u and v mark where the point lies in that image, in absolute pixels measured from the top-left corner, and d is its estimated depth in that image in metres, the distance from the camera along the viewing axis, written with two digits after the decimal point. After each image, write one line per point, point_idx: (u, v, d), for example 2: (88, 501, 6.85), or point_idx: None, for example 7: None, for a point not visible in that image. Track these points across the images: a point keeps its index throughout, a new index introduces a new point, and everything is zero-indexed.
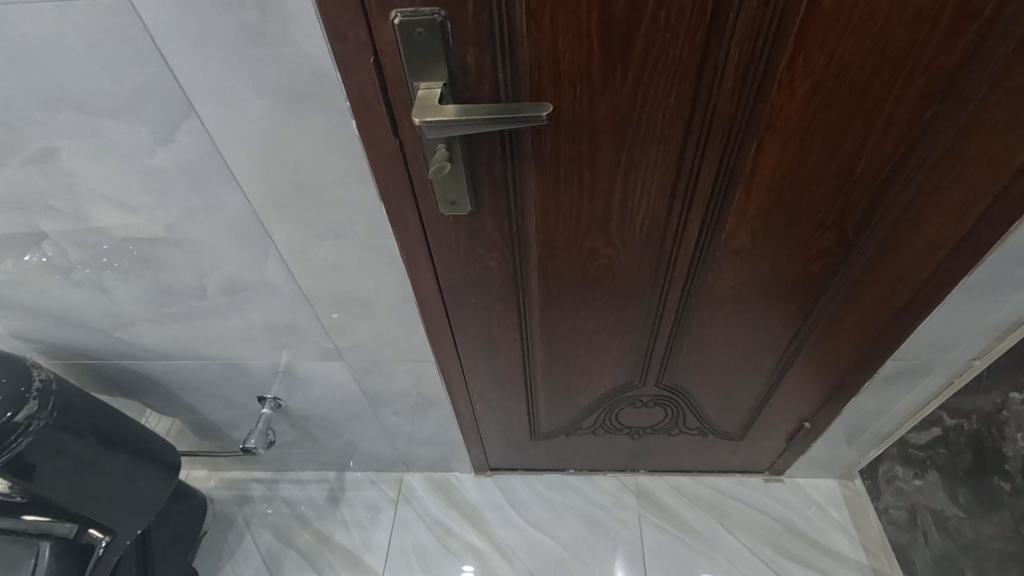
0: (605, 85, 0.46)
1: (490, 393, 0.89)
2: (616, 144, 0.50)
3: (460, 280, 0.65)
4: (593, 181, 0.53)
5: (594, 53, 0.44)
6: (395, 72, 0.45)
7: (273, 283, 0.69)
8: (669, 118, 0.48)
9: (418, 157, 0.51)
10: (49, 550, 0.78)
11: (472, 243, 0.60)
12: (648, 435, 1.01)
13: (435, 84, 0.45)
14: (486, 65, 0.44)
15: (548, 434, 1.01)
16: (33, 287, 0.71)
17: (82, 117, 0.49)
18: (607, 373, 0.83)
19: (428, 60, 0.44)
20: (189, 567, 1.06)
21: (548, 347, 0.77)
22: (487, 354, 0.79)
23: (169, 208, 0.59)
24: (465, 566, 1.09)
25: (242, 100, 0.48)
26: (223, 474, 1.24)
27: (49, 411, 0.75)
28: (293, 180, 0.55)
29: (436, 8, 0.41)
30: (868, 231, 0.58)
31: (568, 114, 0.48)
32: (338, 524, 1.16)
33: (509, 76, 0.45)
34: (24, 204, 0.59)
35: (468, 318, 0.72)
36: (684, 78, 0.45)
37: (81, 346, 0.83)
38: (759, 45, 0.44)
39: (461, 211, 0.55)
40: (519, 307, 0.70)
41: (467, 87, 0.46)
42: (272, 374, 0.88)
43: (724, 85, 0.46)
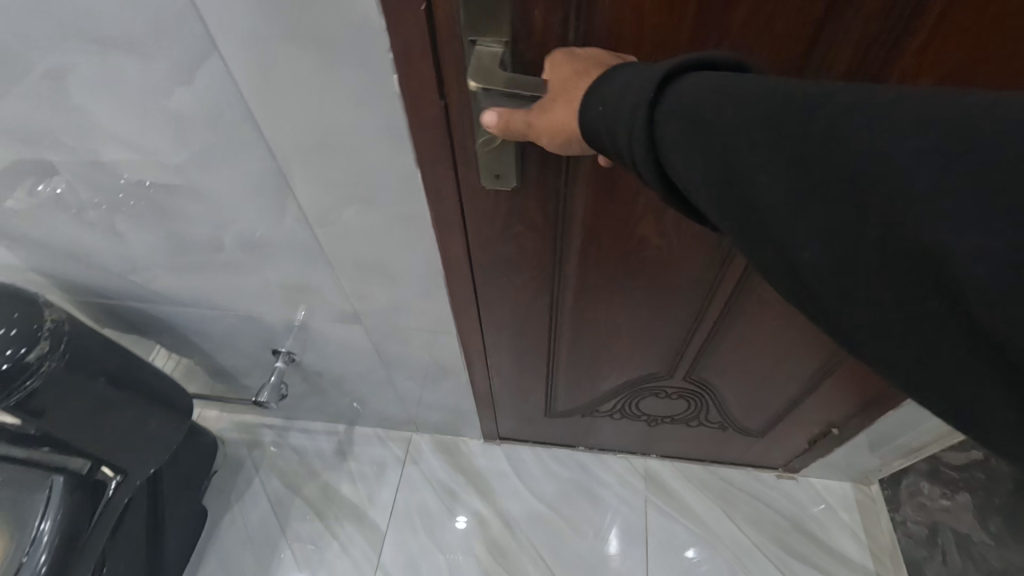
0: (692, 59, 0.40)
1: (508, 368, 0.86)
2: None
3: (493, 257, 0.61)
4: None
5: (687, 16, 0.38)
6: (449, 26, 0.39)
7: (293, 241, 0.65)
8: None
9: (463, 122, 0.46)
10: (61, 484, 0.79)
11: (511, 219, 0.55)
12: (666, 424, 0.98)
13: (494, 43, 0.40)
14: (554, 26, 0.39)
15: (564, 413, 0.99)
16: (44, 222, 0.68)
17: (94, 47, 0.44)
18: (633, 362, 0.79)
19: (488, 13, 0.38)
20: (199, 506, 1.08)
21: (577, 332, 0.74)
22: (511, 332, 0.75)
23: (187, 153, 0.54)
24: (460, 518, 1.12)
25: (271, 44, 0.42)
26: (234, 416, 1.24)
27: (61, 352, 0.73)
28: (321, 137, 0.50)
29: None
30: None
31: None
32: (344, 477, 1.17)
33: (580, 37, 0.40)
34: (30, 137, 0.54)
35: (495, 295, 0.68)
36: (788, 59, 0.40)
37: (93, 285, 0.81)
38: (887, 26, 0.37)
39: (504, 185, 0.50)
40: (551, 290, 0.66)
41: (530, 47, 0.41)
42: (288, 330, 0.86)
43: (832, 71, 0.40)
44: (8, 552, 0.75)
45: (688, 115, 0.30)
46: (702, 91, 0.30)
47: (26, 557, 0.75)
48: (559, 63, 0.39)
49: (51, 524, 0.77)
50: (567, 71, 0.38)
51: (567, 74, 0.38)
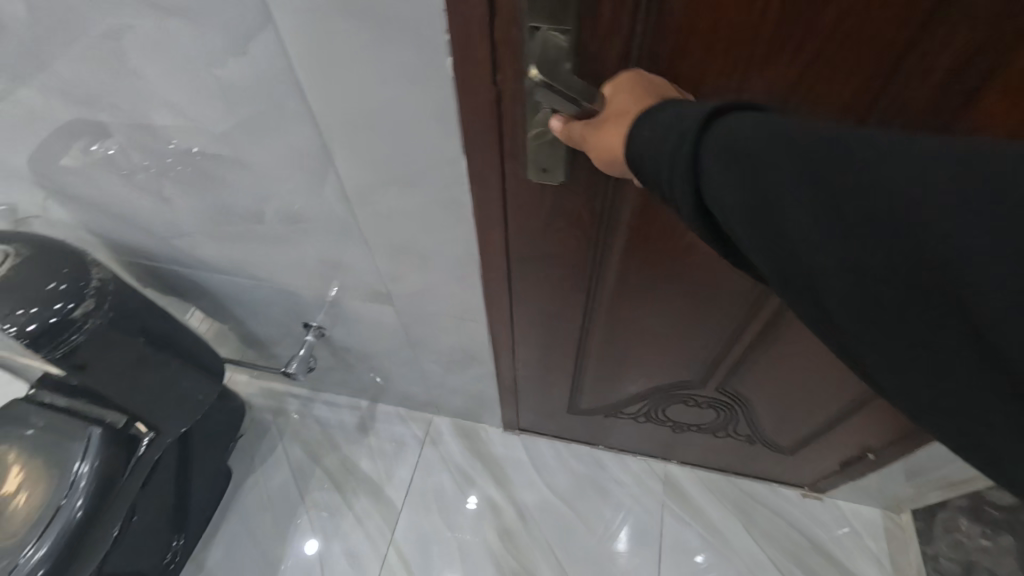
0: (766, 61, 0.37)
1: (535, 362, 0.85)
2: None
3: (532, 250, 0.60)
4: None
5: (768, 15, 0.35)
6: (511, 9, 0.37)
7: (332, 218, 0.64)
8: (833, 112, 0.40)
9: (516, 110, 0.44)
10: (98, 437, 0.82)
11: (554, 215, 0.54)
12: (690, 432, 0.96)
13: (556, 32, 0.38)
14: (621, 16, 0.37)
15: (588, 411, 0.98)
16: (96, 182, 0.70)
17: (153, 12, 0.44)
18: (664, 368, 0.77)
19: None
20: (224, 466, 1.12)
21: (609, 332, 0.72)
22: (542, 327, 0.74)
23: (236, 124, 0.54)
24: (472, 499, 1.13)
25: (327, 20, 0.41)
26: (262, 383, 1.28)
27: (105, 311, 0.75)
28: (368, 117, 0.49)
29: None
30: None
31: (711, 86, 0.40)
32: (364, 452, 1.19)
33: (650, 29, 0.37)
34: (87, 98, 0.55)
35: (529, 289, 0.67)
36: (874, 70, 0.36)
37: (138, 246, 0.83)
38: (999, 40, 0.33)
39: (551, 180, 0.49)
40: (589, 289, 0.64)
41: (593, 36, 0.38)
42: (320, 305, 0.87)
43: (924, 83, 0.36)
44: (50, 490, 0.79)
45: (732, 157, 0.29)
46: (745, 129, 0.29)
47: (65, 498, 0.78)
48: (618, 88, 0.38)
49: (89, 468, 0.80)
50: (626, 98, 0.37)
51: (622, 98, 0.37)
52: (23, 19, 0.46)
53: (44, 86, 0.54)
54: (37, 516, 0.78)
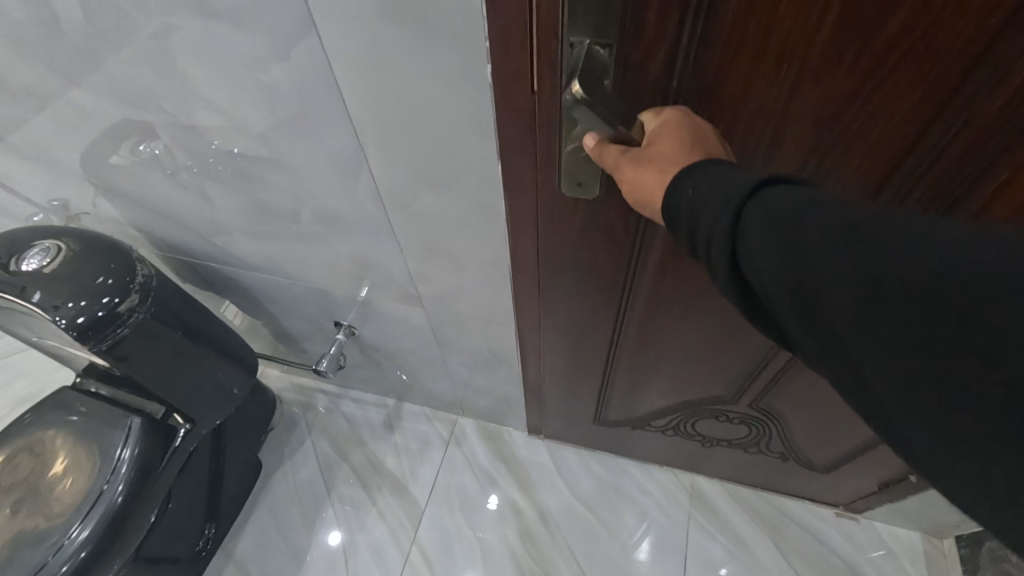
0: (822, 71, 0.35)
1: (561, 370, 0.84)
2: (802, 150, 0.41)
3: (566, 263, 0.59)
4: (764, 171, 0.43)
5: (823, 26, 0.33)
6: (551, 20, 0.37)
7: (366, 219, 0.65)
8: (890, 126, 0.38)
9: (553, 122, 0.44)
10: (138, 425, 0.86)
11: (588, 228, 0.53)
12: (720, 447, 0.96)
13: (598, 45, 0.37)
14: (667, 26, 0.35)
15: (614, 422, 0.98)
16: (142, 180, 0.72)
17: (201, 17, 0.45)
18: (696, 385, 0.77)
19: (600, 11, 0.35)
20: (255, 458, 1.15)
21: (639, 345, 0.71)
22: (571, 336, 0.74)
23: (276, 126, 0.55)
24: (494, 500, 1.13)
25: (369, 23, 0.41)
26: (293, 377, 1.30)
27: (148, 305, 0.77)
28: (405, 119, 0.49)
29: None
30: None
31: (758, 98, 0.38)
32: (389, 449, 1.21)
33: (695, 42, 0.36)
34: (137, 100, 0.57)
35: (560, 302, 0.67)
36: (938, 83, 0.34)
37: (179, 242, 0.86)
38: None
39: (585, 194, 0.48)
40: (620, 304, 0.64)
41: (636, 51, 0.37)
42: (351, 304, 0.88)
43: (995, 95, 0.34)
44: (93, 475, 0.82)
45: (772, 225, 0.28)
46: (790, 200, 0.28)
47: (107, 484, 0.81)
48: (669, 128, 0.37)
49: (131, 452, 0.84)
50: (676, 143, 0.36)
51: (671, 142, 0.36)
52: (80, 23, 0.48)
53: (97, 87, 0.56)
54: (79, 504, 0.80)
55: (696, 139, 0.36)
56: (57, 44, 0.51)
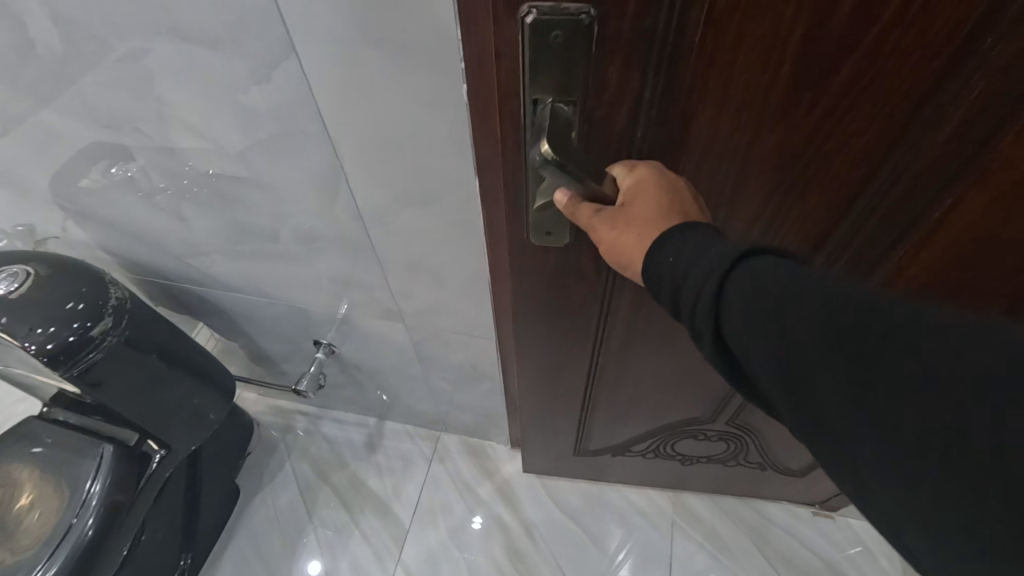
0: (780, 119, 0.37)
1: (536, 407, 0.84)
2: (765, 191, 0.42)
3: (535, 307, 0.59)
4: (733, 211, 0.44)
5: (780, 79, 0.34)
6: (511, 80, 0.36)
7: (345, 238, 0.66)
8: (845, 164, 0.40)
9: (518, 178, 0.43)
10: (110, 454, 0.83)
11: (560, 275, 0.53)
12: (700, 464, 0.98)
13: (562, 103, 0.37)
14: (630, 80, 0.35)
15: (596, 450, 0.99)
16: (115, 202, 0.71)
17: (182, 41, 0.46)
18: (675, 408, 0.79)
19: (561, 72, 0.35)
20: (233, 484, 1.12)
21: (617, 374, 0.72)
22: (549, 378, 0.75)
23: (255, 146, 0.56)
24: (477, 519, 1.12)
25: (350, 48, 0.43)
26: (270, 400, 1.28)
27: (122, 329, 0.76)
28: (386, 139, 0.50)
29: (584, 5, 0.32)
30: None
31: (722, 144, 0.39)
32: (372, 469, 1.19)
33: (658, 96, 0.36)
34: (113, 123, 0.57)
35: (531, 345, 0.66)
36: (888, 123, 0.37)
37: (153, 265, 0.84)
38: (1008, 85, 0.34)
39: (555, 241, 0.48)
40: (599, 338, 0.64)
41: (599, 105, 0.37)
42: (331, 322, 0.88)
43: (940, 128, 0.37)
44: (62, 509, 0.80)
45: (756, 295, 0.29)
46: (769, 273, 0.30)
47: (76, 518, 0.79)
48: (646, 187, 0.37)
49: (101, 486, 0.81)
50: (653, 204, 0.36)
51: (648, 203, 0.36)
52: (56, 48, 0.49)
53: (72, 110, 0.56)
54: (47, 538, 0.78)
55: (674, 200, 0.36)
56: (31, 68, 0.51)
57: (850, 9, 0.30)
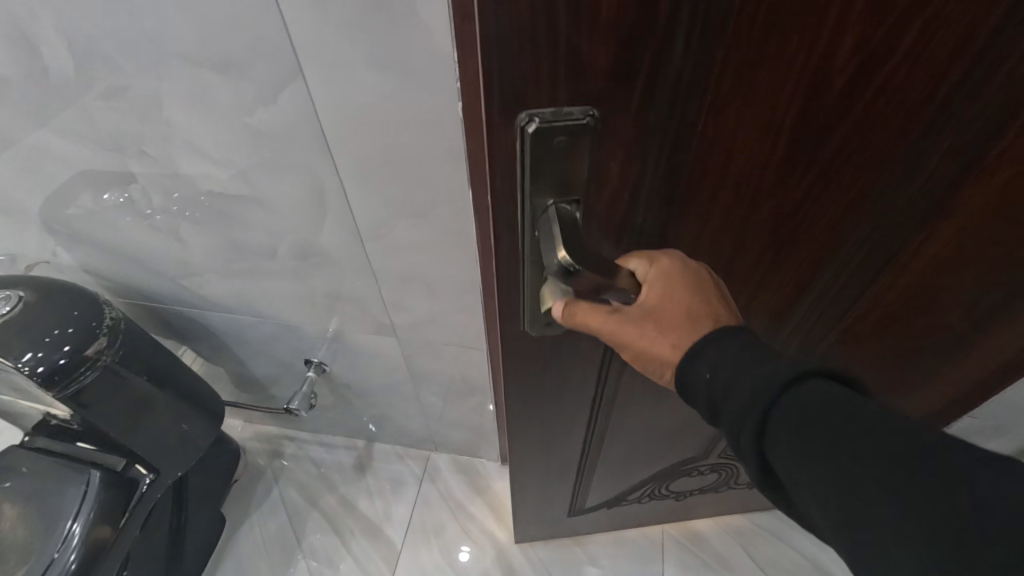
0: (777, 184, 0.40)
1: (531, 479, 0.85)
2: (762, 242, 0.45)
3: (527, 388, 0.59)
4: (733, 262, 0.47)
5: (776, 149, 0.37)
6: (508, 180, 0.37)
7: (344, 253, 0.69)
8: (833, 216, 0.43)
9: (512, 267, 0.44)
10: (98, 480, 0.82)
11: (554, 355, 0.55)
12: (694, 495, 1.01)
13: (565, 203, 0.37)
14: (631, 169, 0.38)
15: (591, 505, 1.00)
16: (111, 224, 0.73)
17: (193, 66, 0.49)
18: (671, 454, 0.84)
19: (560, 174, 0.36)
20: (219, 513, 1.10)
21: (614, 431, 0.74)
22: (545, 450, 0.76)
23: (259, 166, 0.59)
24: (465, 548, 1.11)
25: (351, 70, 0.47)
26: (257, 426, 1.27)
27: (117, 348, 0.77)
28: (387, 157, 0.54)
29: (587, 108, 0.33)
30: (999, 316, 0.53)
31: (721, 210, 0.42)
32: (362, 492, 1.18)
33: (658, 176, 0.39)
34: (118, 146, 0.60)
35: (526, 423, 0.68)
36: (871, 179, 0.40)
37: (144, 287, 0.85)
38: (966, 141, 0.38)
39: (551, 330, 0.48)
40: (596, 397, 0.65)
41: (600, 194, 0.39)
42: (322, 340, 0.89)
43: (912, 180, 0.41)
44: (43, 542, 0.77)
45: (799, 437, 0.31)
46: (819, 396, 0.32)
47: (58, 552, 0.76)
48: (672, 289, 0.39)
49: (83, 523, 0.79)
50: (688, 303, 0.39)
51: (685, 303, 0.39)
52: (68, 75, 0.52)
53: (80, 134, 0.59)
54: (29, 568, 0.76)
55: (708, 298, 0.39)
56: (42, 94, 0.54)
57: (840, 87, 0.33)
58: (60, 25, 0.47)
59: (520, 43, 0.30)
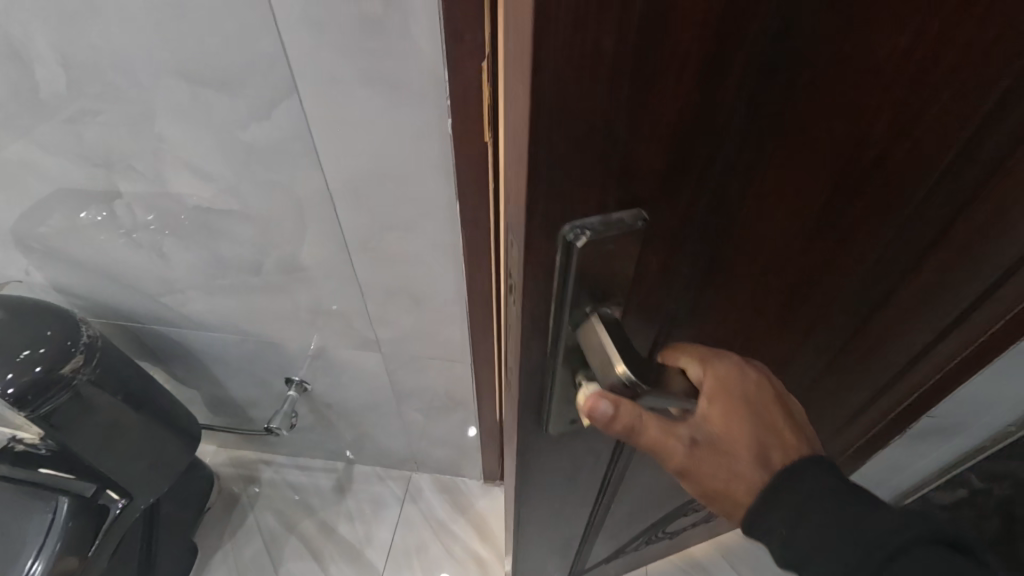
0: (799, 255, 0.39)
1: (538, 553, 0.81)
2: (776, 305, 0.44)
3: (549, 482, 0.55)
4: (746, 327, 0.46)
5: (804, 225, 0.36)
6: (540, 291, 0.33)
7: (331, 266, 0.70)
8: (845, 278, 0.43)
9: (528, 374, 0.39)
10: (66, 507, 0.78)
11: (568, 449, 0.51)
12: (686, 531, 1.02)
13: (605, 306, 0.34)
14: (665, 260, 0.35)
15: (592, 565, 1.00)
16: (90, 241, 0.72)
17: (188, 83, 0.50)
18: (671, 502, 0.84)
19: (602, 283, 0.33)
20: (191, 544, 1.06)
21: (619, 500, 0.73)
22: (553, 530, 0.73)
23: (248, 179, 0.60)
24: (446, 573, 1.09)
25: (345, 87, 0.49)
26: (231, 451, 1.23)
27: (93, 366, 0.76)
28: (377, 170, 0.56)
29: (637, 211, 0.30)
30: (960, 338, 0.56)
31: (742, 282, 0.40)
32: (342, 516, 1.16)
33: (689, 261, 0.36)
34: (106, 162, 0.60)
35: (536, 515, 0.65)
36: (883, 245, 0.40)
37: (121, 305, 0.84)
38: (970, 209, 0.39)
39: (573, 424, 0.45)
40: (605, 476, 0.63)
41: (638, 292, 0.36)
42: (305, 357, 0.89)
43: (919, 243, 0.41)
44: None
45: None
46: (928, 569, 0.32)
47: None
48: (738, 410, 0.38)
49: (43, 563, 0.74)
50: (756, 427, 0.38)
51: (753, 427, 0.38)
52: (60, 90, 0.52)
53: (67, 150, 0.59)
54: None
55: (774, 418, 0.39)
56: (30, 108, 0.54)
57: (873, 169, 0.32)
58: (56, 42, 0.48)
59: (575, 156, 0.26)
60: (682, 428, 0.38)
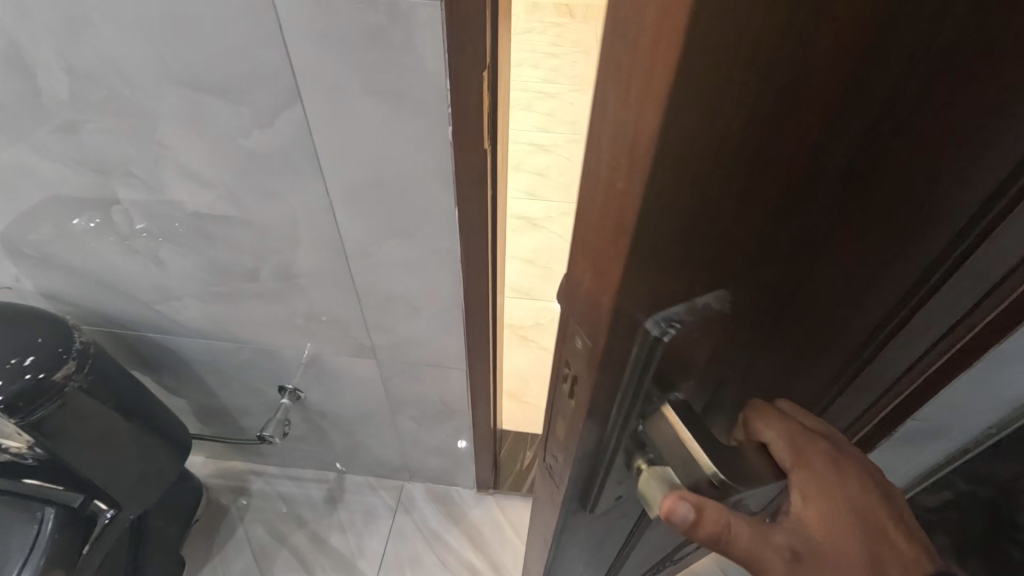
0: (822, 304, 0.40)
1: None
2: (794, 354, 0.45)
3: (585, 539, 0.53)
4: (767, 378, 0.46)
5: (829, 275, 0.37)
6: (607, 383, 0.32)
7: (327, 271, 0.70)
8: (859, 323, 0.44)
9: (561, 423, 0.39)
10: (53, 519, 0.75)
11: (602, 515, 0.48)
12: (691, 557, 1.00)
13: (674, 392, 0.34)
14: (721, 334, 0.34)
15: None
16: (84, 247, 0.72)
17: (191, 90, 0.51)
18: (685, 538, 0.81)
19: (673, 368, 0.32)
20: (179, 557, 1.04)
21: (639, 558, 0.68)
22: None
23: (248, 186, 0.60)
24: None
25: (349, 95, 0.50)
26: (219, 462, 1.21)
27: (85, 372, 0.75)
28: (377, 177, 0.57)
29: (714, 292, 0.30)
30: (934, 356, 0.60)
31: (774, 338, 0.40)
32: (333, 527, 1.15)
33: (739, 331, 0.36)
34: (104, 167, 0.60)
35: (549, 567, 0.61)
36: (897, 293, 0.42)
37: (113, 313, 0.83)
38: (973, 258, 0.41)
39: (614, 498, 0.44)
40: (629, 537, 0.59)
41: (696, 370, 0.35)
42: (299, 365, 0.89)
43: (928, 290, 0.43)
44: None
45: None
46: None
47: None
48: (831, 511, 0.37)
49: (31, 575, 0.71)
50: (859, 533, 0.37)
51: (856, 533, 0.37)
52: (61, 96, 0.53)
53: (65, 155, 0.59)
54: None
55: (874, 523, 0.38)
56: (30, 113, 0.55)
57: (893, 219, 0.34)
58: (59, 48, 0.49)
59: (669, 253, 0.26)
60: (779, 534, 0.35)
